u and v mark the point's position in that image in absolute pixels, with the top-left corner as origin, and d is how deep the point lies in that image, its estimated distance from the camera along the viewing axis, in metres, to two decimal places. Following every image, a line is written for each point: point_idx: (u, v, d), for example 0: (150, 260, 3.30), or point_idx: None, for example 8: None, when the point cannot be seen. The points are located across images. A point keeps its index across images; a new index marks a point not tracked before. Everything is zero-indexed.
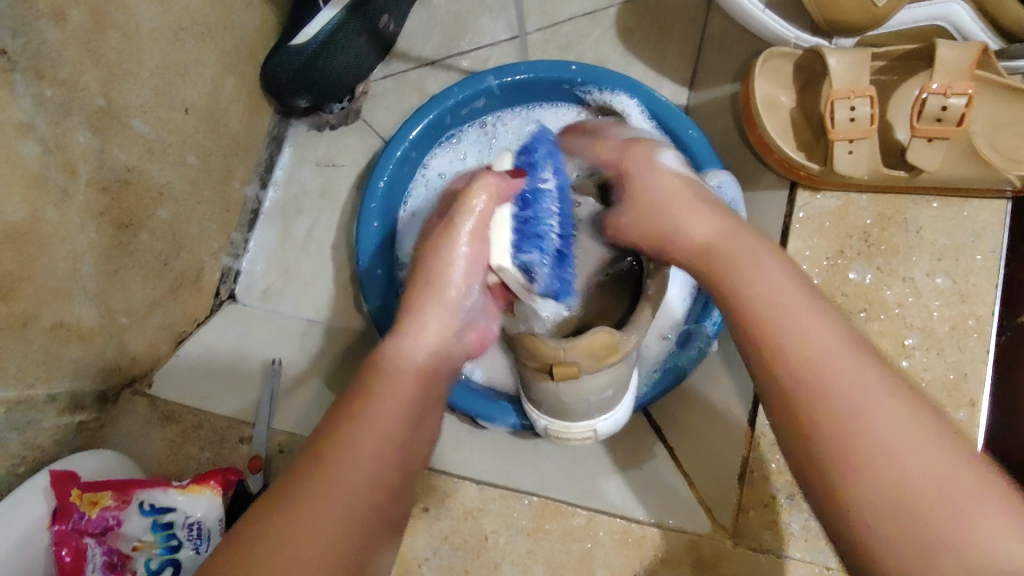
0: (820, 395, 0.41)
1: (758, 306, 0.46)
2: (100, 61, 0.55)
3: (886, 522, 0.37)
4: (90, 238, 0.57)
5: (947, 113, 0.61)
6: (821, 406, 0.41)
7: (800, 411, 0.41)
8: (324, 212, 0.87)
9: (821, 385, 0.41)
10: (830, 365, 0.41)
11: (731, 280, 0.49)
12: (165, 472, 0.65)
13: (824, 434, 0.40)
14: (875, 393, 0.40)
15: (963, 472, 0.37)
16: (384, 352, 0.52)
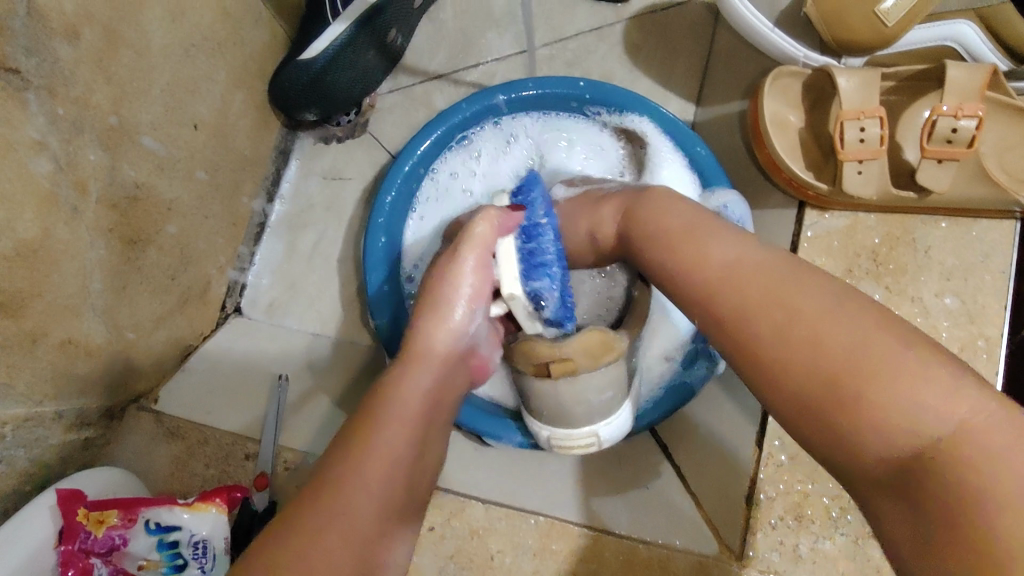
0: (740, 305, 0.44)
1: (677, 240, 0.51)
2: (112, 79, 0.55)
3: (822, 409, 0.38)
4: (99, 254, 0.57)
5: (957, 135, 0.61)
6: (741, 316, 0.44)
7: (729, 321, 0.44)
8: (330, 226, 0.87)
9: (732, 292, 0.45)
10: (746, 273, 0.45)
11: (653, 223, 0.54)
12: (169, 489, 0.64)
13: (745, 337, 0.43)
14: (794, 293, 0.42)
15: (897, 345, 0.37)
16: (394, 370, 0.52)
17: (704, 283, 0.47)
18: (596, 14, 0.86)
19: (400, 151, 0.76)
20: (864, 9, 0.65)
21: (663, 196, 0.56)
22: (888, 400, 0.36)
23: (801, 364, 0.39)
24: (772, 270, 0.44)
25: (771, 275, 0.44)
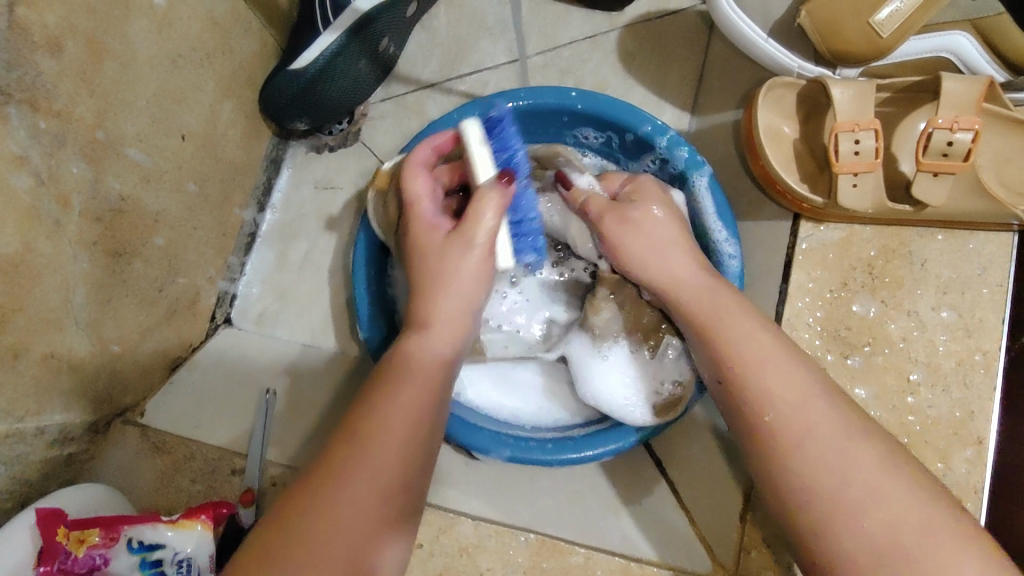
0: (800, 435, 0.46)
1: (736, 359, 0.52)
2: (96, 92, 0.54)
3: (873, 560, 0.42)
4: (82, 268, 0.56)
5: (952, 148, 0.60)
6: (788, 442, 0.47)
7: (782, 453, 0.47)
8: (321, 235, 0.86)
9: (806, 431, 0.46)
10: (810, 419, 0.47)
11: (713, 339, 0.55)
12: (154, 505, 0.65)
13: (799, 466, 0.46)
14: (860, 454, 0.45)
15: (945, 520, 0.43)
16: (403, 347, 0.53)
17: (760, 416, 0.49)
18: (590, 22, 0.85)
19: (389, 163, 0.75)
20: (859, 19, 0.64)
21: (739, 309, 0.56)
22: (940, 571, 0.40)
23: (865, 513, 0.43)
24: (841, 420, 0.47)
25: (839, 425, 0.46)
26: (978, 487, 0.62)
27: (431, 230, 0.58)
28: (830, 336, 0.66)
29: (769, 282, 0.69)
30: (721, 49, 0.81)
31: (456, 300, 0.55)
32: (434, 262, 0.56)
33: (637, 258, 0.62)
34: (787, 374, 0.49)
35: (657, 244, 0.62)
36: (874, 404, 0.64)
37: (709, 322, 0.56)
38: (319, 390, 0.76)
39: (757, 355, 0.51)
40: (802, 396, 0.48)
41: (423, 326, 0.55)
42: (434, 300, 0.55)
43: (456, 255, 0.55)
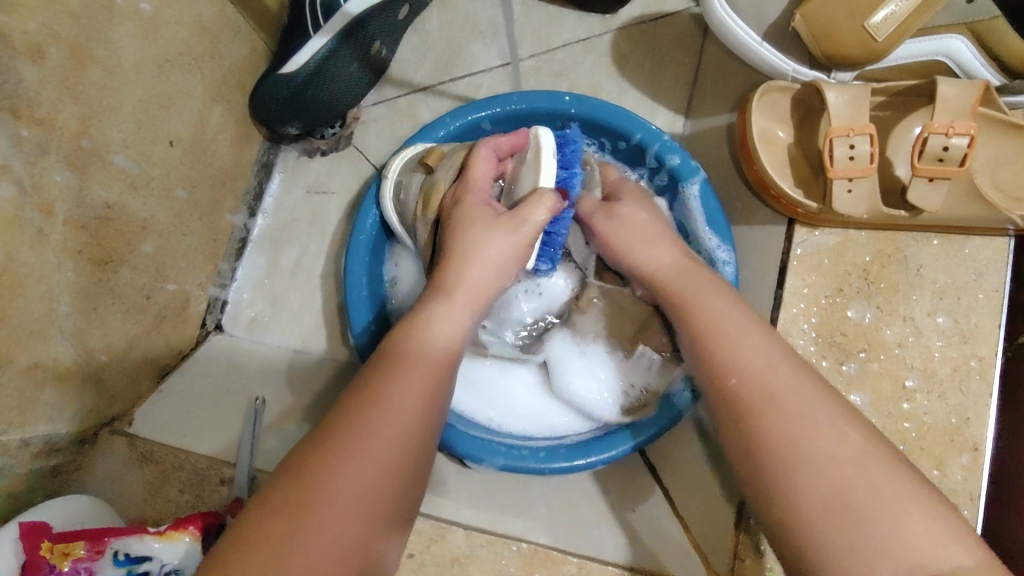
0: (768, 406, 0.48)
1: (708, 336, 0.54)
2: (80, 99, 0.53)
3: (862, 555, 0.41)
4: (67, 277, 0.55)
5: (948, 153, 0.60)
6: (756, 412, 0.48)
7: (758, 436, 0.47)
8: (313, 240, 0.85)
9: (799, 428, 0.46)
10: (780, 390, 0.48)
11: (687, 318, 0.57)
12: (142, 516, 0.63)
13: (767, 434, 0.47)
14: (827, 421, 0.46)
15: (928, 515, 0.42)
16: (421, 317, 0.55)
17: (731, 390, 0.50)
18: (583, 25, 0.84)
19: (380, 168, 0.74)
20: (853, 23, 0.64)
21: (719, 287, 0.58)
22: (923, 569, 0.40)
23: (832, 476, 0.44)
24: (810, 391, 0.48)
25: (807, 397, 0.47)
26: (974, 494, 0.61)
27: (475, 209, 0.60)
28: (825, 342, 0.65)
29: (763, 287, 0.69)
30: (716, 51, 0.81)
31: (479, 280, 0.58)
32: (467, 236, 0.59)
33: (627, 251, 0.65)
34: (756, 350, 0.51)
35: (643, 237, 0.65)
36: (869, 411, 0.63)
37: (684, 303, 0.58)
38: (310, 398, 0.75)
39: (728, 332, 0.53)
40: (774, 369, 0.49)
41: (445, 298, 0.56)
42: (460, 275, 0.57)
43: (493, 237, 0.58)
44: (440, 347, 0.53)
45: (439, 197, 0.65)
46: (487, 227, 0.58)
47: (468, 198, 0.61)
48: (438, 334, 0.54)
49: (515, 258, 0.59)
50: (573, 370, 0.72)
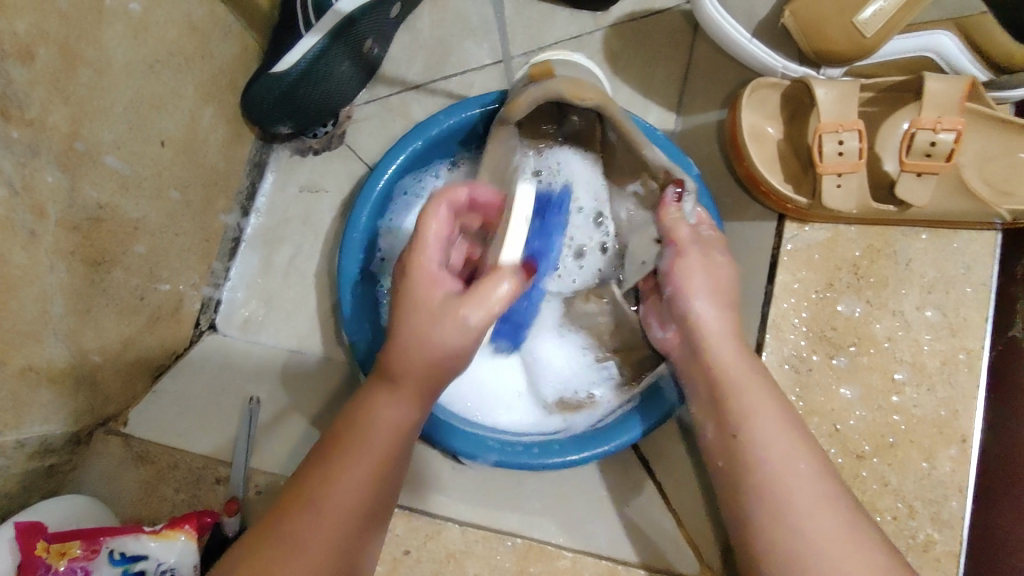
0: (803, 512, 0.50)
1: (751, 426, 0.55)
2: (70, 100, 0.53)
3: None
4: (59, 278, 0.55)
5: (935, 149, 0.60)
6: (793, 517, 0.50)
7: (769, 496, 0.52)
8: (306, 239, 0.85)
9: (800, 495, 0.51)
10: (814, 498, 0.50)
11: (736, 399, 0.57)
12: (137, 516, 0.63)
13: (794, 541, 0.49)
14: (856, 536, 0.49)
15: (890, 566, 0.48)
16: (369, 404, 0.51)
17: (767, 488, 0.52)
18: (574, 23, 0.85)
19: (373, 167, 0.74)
20: (842, 18, 0.64)
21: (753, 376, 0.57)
22: None
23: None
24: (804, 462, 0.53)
25: (831, 503, 0.50)
26: (963, 486, 0.62)
27: (424, 282, 0.50)
28: (816, 337, 0.66)
29: (755, 281, 0.69)
30: (707, 48, 0.81)
31: (423, 365, 0.50)
32: (412, 324, 0.50)
33: (688, 297, 0.63)
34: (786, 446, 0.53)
35: (711, 289, 0.63)
36: (858, 404, 0.64)
37: (738, 385, 0.57)
38: (305, 396, 0.75)
39: (764, 424, 0.54)
40: (808, 475, 0.52)
41: (392, 382, 0.51)
42: (405, 362, 0.50)
43: (440, 316, 0.49)
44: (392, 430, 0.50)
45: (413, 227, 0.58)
46: (433, 307, 0.50)
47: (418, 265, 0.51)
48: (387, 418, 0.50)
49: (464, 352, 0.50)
50: (543, 342, 0.75)
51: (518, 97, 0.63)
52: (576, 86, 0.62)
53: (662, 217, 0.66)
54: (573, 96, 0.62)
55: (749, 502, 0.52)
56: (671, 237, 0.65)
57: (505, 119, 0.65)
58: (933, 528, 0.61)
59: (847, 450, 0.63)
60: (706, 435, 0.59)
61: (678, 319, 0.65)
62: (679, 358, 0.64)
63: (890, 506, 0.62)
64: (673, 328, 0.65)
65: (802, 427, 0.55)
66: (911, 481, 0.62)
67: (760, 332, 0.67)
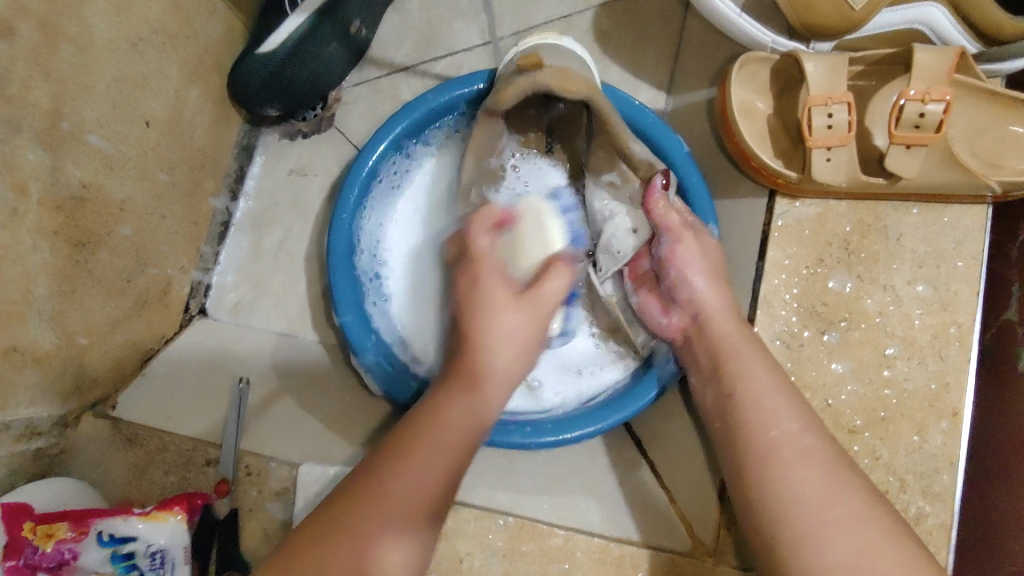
0: (787, 462, 0.52)
1: (739, 383, 0.57)
2: (51, 76, 0.52)
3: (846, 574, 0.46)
4: (43, 258, 0.55)
5: (925, 119, 0.60)
6: (778, 467, 0.52)
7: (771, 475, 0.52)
8: (296, 223, 0.85)
9: (796, 476, 0.51)
10: (799, 453, 0.52)
11: (731, 362, 0.59)
12: (126, 498, 0.63)
13: (774, 491, 0.51)
14: (840, 491, 0.50)
15: (887, 545, 0.47)
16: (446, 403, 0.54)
17: (753, 442, 0.54)
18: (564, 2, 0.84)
19: (362, 146, 0.74)
20: None
21: (753, 356, 0.59)
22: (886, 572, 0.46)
23: (836, 539, 0.48)
24: (805, 440, 0.53)
25: (813, 457, 0.52)
26: (954, 459, 0.62)
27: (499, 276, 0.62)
28: (807, 313, 0.65)
29: (746, 257, 0.69)
30: (698, 26, 0.80)
31: (504, 364, 0.58)
32: (490, 348, 0.58)
33: (688, 281, 0.64)
34: (779, 404, 0.55)
35: (707, 268, 0.64)
36: (850, 378, 0.64)
37: (732, 349, 0.59)
38: (296, 380, 0.74)
39: (756, 397, 0.56)
40: (797, 433, 0.53)
41: (473, 383, 0.56)
42: (489, 364, 0.57)
43: (504, 316, 0.59)
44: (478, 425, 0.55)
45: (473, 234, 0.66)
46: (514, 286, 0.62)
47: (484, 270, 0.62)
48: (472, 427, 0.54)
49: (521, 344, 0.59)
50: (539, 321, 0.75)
51: (504, 89, 0.64)
52: (566, 81, 0.63)
53: (652, 207, 0.66)
54: (564, 92, 0.63)
55: (739, 458, 0.55)
56: (664, 227, 0.66)
57: (493, 106, 0.66)
58: (924, 501, 0.61)
59: (839, 425, 0.63)
60: (704, 399, 0.60)
61: (684, 304, 0.65)
62: (688, 345, 0.64)
63: (881, 480, 0.62)
64: (679, 315, 0.66)
65: (796, 394, 0.56)
66: (902, 454, 0.62)
67: (751, 308, 0.66)
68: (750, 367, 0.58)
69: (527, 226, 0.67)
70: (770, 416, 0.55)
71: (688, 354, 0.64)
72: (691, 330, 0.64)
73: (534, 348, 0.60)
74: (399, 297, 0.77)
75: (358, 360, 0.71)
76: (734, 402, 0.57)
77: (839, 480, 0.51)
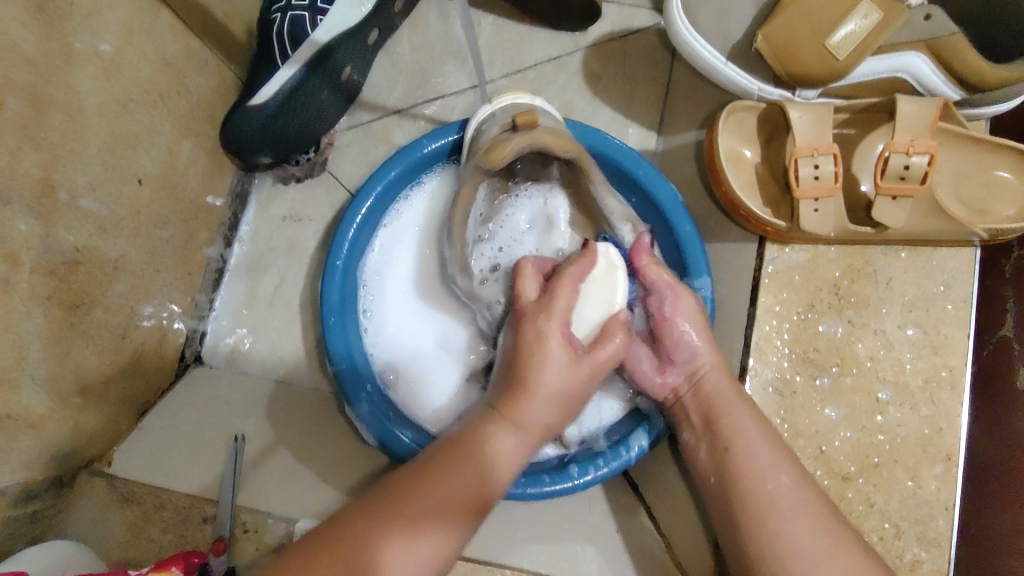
0: (784, 517, 0.52)
1: (736, 439, 0.58)
2: (40, 145, 0.53)
3: None
4: (36, 324, 0.55)
5: (910, 171, 0.61)
6: (776, 522, 0.52)
7: (769, 533, 0.52)
8: (291, 269, 0.85)
9: (788, 537, 0.51)
10: (795, 506, 0.53)
11: (726, 416, 0.60)
12: (124, 558, 0.61)
13: (774, 547, 0.51)
14: (834, 542, 0.51)
15: None
16: (485, 432, 0.53)
17: (750, 497, 0.54)
18: (554, 43, 0.85)
19: (358, 190, 0.74)
20: (814, 41, 0.64)
21: (744, 414, 0.59)
22: None
23: None
24: (797, 489, 0.54)
25: (808, 509, 0.53)
26: (949, 504, 0.62)
27: (563, 297, 0.59)
28: (799, 358, 0.66)
29: (738, 303, 0.70)
30: (685, 69, 0.81)
31: (544, 418, 0.55)
32: (545, 377, 0.54)
33: (689, 341, 0.64)
34: (770, 459, 0.56)
35: (703, 326, 0.65)
36: (843, 425, 0.64)
37: (725, 405, 0.61)
38: (291, 430, 0.74)
39: (751, 453, 0.57)
40: (791, 485, 0.54)
41: (515, 422, 0.54)
42: (527, 411, 0.54)
43: (553, 360, 0.55)
44: (501, 471, 0.52)
45: (502, 152, 0.63)
46: (537, 323, 0.57)
47: (558, 295, 0.59)
48: (506, 449, 0.53)
49: (564, 400, 0.55)
50: None
51: (500, 147, 0.63)
52: (562, 140, 0.64)
53: (644, 270, 0.66)
54: (558, 149, 0.64)
55: (736, 514, 0.55)
56: (663, 285, 0.65)
57: (485, 167, 0.65)
58: (920, 547, 0.61)
59: (833, 471, 0.63)
60: (699, 453, 0.61)
61: (681, 363, 0.65)
62: (683, 405, 0.64)
63: (877, 527, 0.62)
64: (674, 376, 0.65)
65: (783, 445, 0.58)
66: (897, 500, 0.62)
67: (743, 354, 0.67)
68: (742, 432, 0.58)
69: (596, 278, 0.64)
70: (759, 469, 0.56)
71: (681, 412, 0.64)
72: (687, 390, 0.64)
73: (571, 409, 0.56)
74: (388, 329, 0.78)
75: (352, 410, 0.71)
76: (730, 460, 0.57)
77: (832, 533, 0.51)
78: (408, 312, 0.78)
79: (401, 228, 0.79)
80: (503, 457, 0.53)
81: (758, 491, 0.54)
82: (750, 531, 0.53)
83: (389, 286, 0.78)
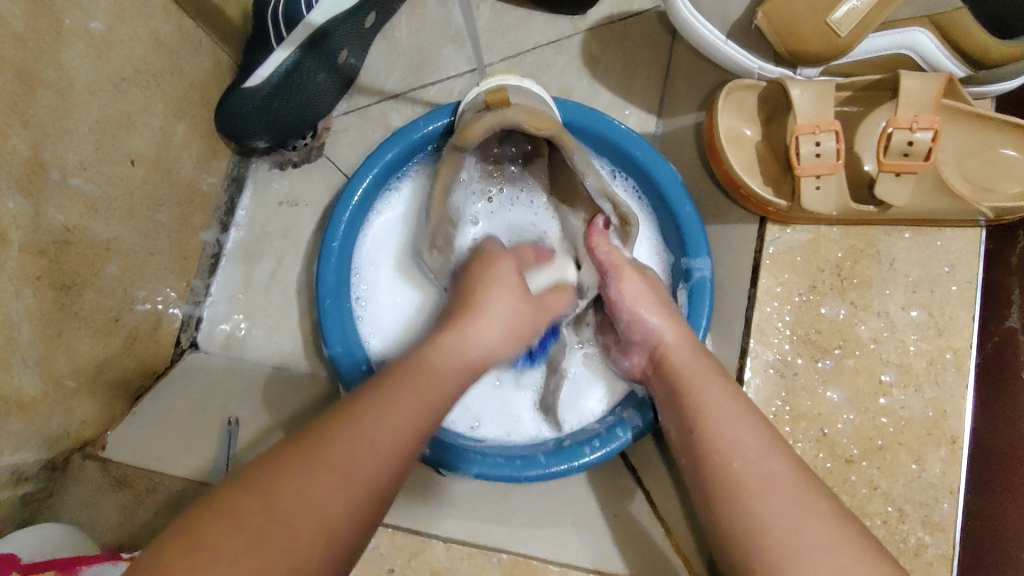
0: (750, 492, 0.49)
1: (704, 413, 0.54)
2: (30, 122, 0.52)
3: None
4: (26, 304, 0.54)
5: (913, 148, 0.60)
6: (744, 496, 0.49)
7: (737, 504, 0.49)
8: (288, 254, 0.84)
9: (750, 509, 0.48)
10: (765, 478, 0.49)
11: (692, 394, 0.56)
12: (116, 542, 0.60)
13: (753, 519, 0.48)
14: (806, 511, 0.47)
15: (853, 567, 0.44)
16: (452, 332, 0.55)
17: (719, 472, 0.51)
18: (553, 26, 0.84)
19: (354, 173, 0.74)
20: (816, 20, 0.62)
21: (715, 388, 0.55)
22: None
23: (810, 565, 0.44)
24: (769, 460, 0.50)
25: (782, 479, 0.49)
26: (954, 488, 0.61)
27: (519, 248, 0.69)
28: (801, 341, 0.65)
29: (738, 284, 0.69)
30: (687, 50, 0.80)
31: (503, 304, 0.59)
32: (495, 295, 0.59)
33: (642, 318, 0.63)
34: (755, 438, 0.52)
35: (657, 302, 0.64)
36: (845, 408, 0.63)
37: (693, 381, 0.57)
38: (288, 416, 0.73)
39: (719, 425, 0.53)
40: (758, 457, 0.50)
41: (472, 314, 0.57)
42: (493, 299, 0.59)
43: (503, 270, 0.62)
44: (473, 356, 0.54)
45: (471, 132, 0.63)
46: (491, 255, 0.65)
47: (496, 251, 0.66)
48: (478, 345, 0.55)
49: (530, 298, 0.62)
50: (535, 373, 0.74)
51: (472, 125, 0.63)
52: (535, 117, 0.62)
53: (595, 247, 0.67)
54: (533, 127, 0.62)
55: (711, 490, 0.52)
56: (608, 266, 0.66)
57: (457, 147, 0.64)
58: (924, 531, 0.60)
59: (835, 454, 0.62)
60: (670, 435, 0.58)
61: (640, 343, 0.64)
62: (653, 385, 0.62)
63: (880, 510, 0.61)
64: (638, 354, 0.65)
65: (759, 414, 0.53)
66: (901, 484, 0.61)
67: (744, 336, 0.66)
68: (710, 406, 0.54)
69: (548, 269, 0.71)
70: (728, 442, 0.52)
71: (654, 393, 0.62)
72: (652, 368, 0.63)
73: (531, 298, 0.62)
74: (377, 305, 0.77)
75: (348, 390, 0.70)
76: (698, 437, 0.53)
77: (801, 501, 0.47)
78: (391, 285, 0.77)
79: (393, 210, 0.78)
80: (473, 343, 0.55)
81: (725, 463, 0.51)
82: (720, 508, 0.50)
83: (380, 266, 0.77)
